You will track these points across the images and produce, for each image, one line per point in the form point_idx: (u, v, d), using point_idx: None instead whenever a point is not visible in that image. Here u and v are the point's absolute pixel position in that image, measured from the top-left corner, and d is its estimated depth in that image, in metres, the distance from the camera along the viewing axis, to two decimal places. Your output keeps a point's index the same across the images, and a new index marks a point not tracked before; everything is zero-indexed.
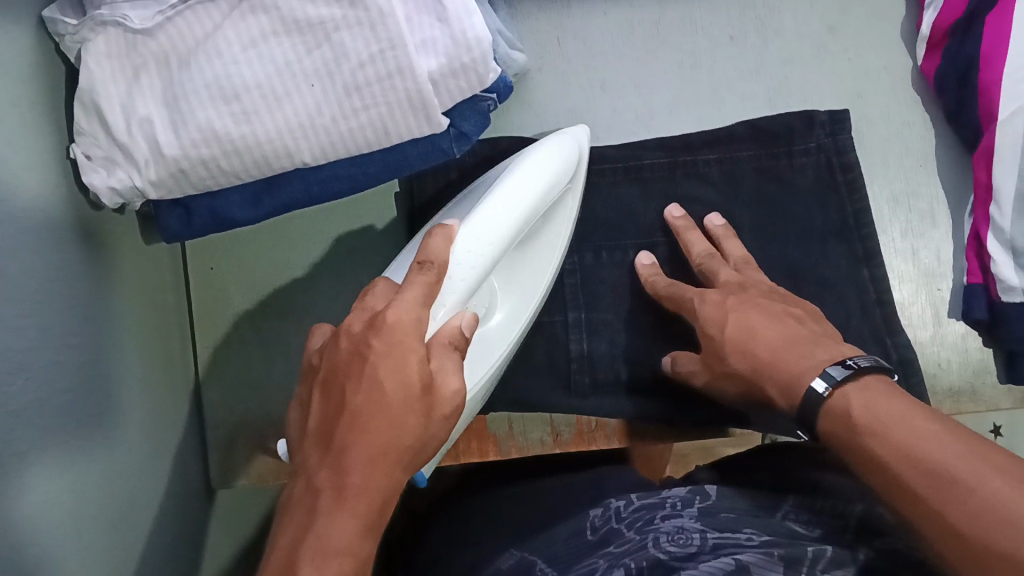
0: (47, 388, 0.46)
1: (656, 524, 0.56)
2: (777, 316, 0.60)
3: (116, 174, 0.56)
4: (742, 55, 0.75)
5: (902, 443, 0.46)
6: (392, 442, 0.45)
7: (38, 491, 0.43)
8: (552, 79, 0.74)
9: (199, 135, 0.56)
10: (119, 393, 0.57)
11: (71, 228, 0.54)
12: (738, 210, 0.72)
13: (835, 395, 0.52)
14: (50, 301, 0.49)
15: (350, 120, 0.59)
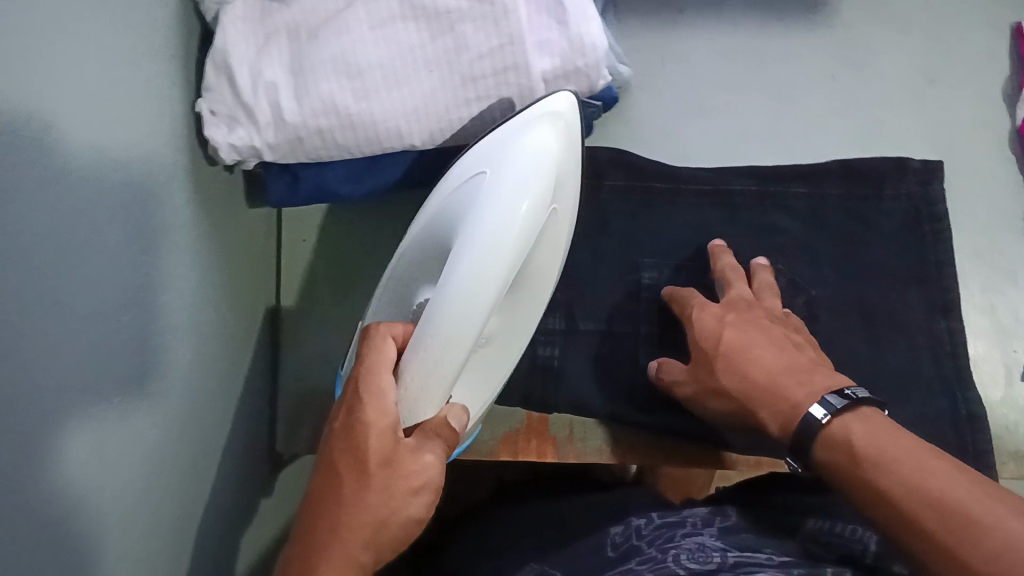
0: (165, 315, 0.47)
1: (678, 541, 0.60)
2: (778, 341, 0.60)
3: (236, 132, 0.59)
4: (840, 95, 0.76)
5: (910, 477, 0.47)
6: (363, 527, 0.46)
7: (146, 412, 0.44)
8: (652, 98, 0.76)
9: (320, 105, 0.59)
10: (215, 341, 0.59)
11: (190, 174, 0.56)
12: (820, 246, 0.73)
13: (835, 422, 0.52)
14: (179, 234, 0.50)
15: (461, 109, 0.61)
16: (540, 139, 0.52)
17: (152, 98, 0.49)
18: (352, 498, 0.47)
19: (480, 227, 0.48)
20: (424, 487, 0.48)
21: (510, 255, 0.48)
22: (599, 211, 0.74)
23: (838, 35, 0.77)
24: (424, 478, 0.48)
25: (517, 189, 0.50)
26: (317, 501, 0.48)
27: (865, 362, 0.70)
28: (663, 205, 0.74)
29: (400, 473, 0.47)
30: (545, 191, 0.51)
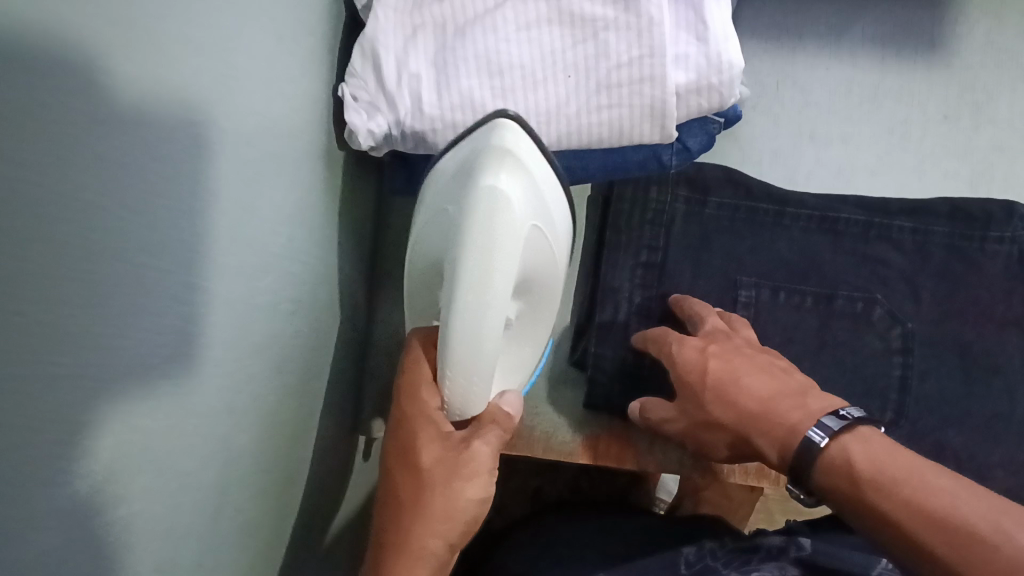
0: (252, 290, 0.51)
1: (752, 567, 0.63)
2: (764, 367, 0.61)
3: (376, 119, 0.60)
4: (953, 135, 0.77)
5: (915, 500, 0.46)
6: (436, 509, 0.53)
7: (224, 377, 0.48)
8: (764, 120, 0.77)
9: (458, 99, 0.61)
10: (313, 314, 0.62)
11: (315, 160, 0.60)
12: (921, 280, 0.74)
13: (834, 446, 0.52)
14: (273, 214, 0.54)
15: (592, 115, 0.62)
16: (502, 154, 0.50)
17: (275, 76, 0.52)
18: (419, 484, 0.53)
19: (465, 259, 0.46)
20: (481, 471, 0.53)
21: (509, 274, 0.47)
22: (702, 225, 0.75)
23: (957, 75, 0.77)
24: (478, 463, 0.53)
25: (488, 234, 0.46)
26: (393, 502, 0.55)
27: (953, 397, 0.72)
28: (768, 225, 0.75)
29: (458, 460, 0.53)
30: (523, 197, 0.49)
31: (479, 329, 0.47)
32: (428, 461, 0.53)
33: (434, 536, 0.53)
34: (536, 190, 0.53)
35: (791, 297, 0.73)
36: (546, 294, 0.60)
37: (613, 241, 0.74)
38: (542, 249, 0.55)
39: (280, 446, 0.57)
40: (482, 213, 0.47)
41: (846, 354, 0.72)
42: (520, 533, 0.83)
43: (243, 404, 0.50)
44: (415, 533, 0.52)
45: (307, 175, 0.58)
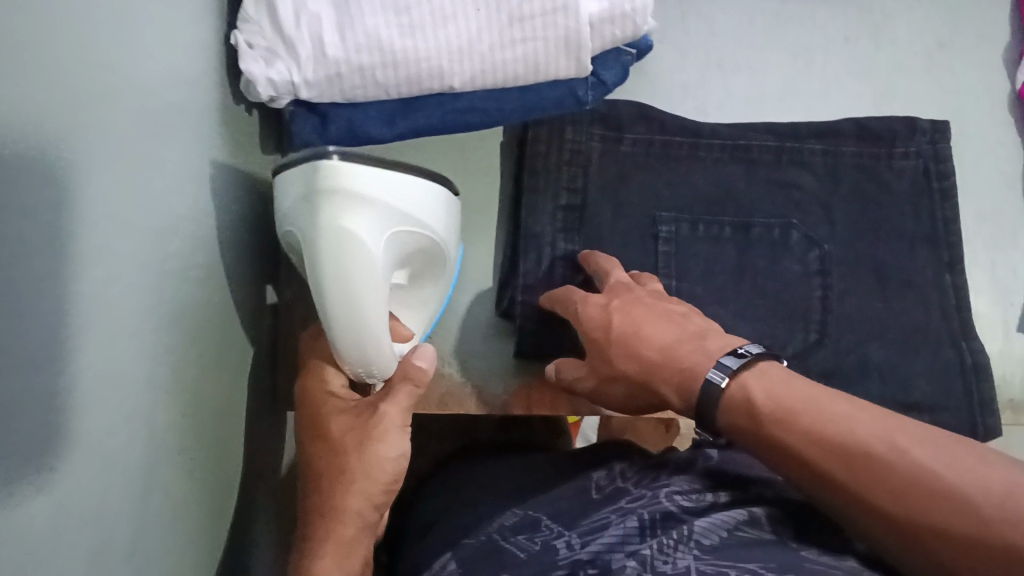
0: (161, 260, 0.46)
1: (664, 481, 0.63)
2: (663, 315, 0.61)
3: (275, 66, 0.57)
4: (853, 56, 0.78)
5: (811, 426, 0.48)
6: (353, 468, 0.54)
7: (136, 354, 0.43)
8: (671, 54, 0.77)
9: (365, 40, 0.57)
10: (226, 279, 0.58)
11: (212, 116, 0.55)
12: (834, 202, 0.75)
13: (734, 385, 0.53)
14: (176, 176, 0.49)
15: (506, 51, 0.60)
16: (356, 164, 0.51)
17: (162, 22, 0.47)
18: (335, 449, 0.55)
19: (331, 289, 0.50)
20: (393, 430, 0.55)
21: (374, 286, 0.51)
22: (619, 163, 0.74)
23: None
24: (388, 421, 0.55)
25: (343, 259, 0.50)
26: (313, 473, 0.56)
27: (873, 315, 0.73)
28: (684, 159, 0.74)
29: (371, 421, 0.55)
30: (367, 217, 0.51)
31: (359, 342, 0.52)
32: (340, 428, 0.56)
33: (356, 494, 0.54)
34: (392, 187, 0.53)
35: (712, 228, 0.73)
36: (434, 262, 0.63)
37: (530, 183, 0.72)
38: (421, 234, 0.58)
39: (206, 419, 0.53)
40: (326, 249, 0.50)
41: (771, 282, 0.73)
42: (432, 483, 0.80)
43: (163, 377, 0.46)
44: (336, 494, 0.54)
45: (209, 128, 0.54)
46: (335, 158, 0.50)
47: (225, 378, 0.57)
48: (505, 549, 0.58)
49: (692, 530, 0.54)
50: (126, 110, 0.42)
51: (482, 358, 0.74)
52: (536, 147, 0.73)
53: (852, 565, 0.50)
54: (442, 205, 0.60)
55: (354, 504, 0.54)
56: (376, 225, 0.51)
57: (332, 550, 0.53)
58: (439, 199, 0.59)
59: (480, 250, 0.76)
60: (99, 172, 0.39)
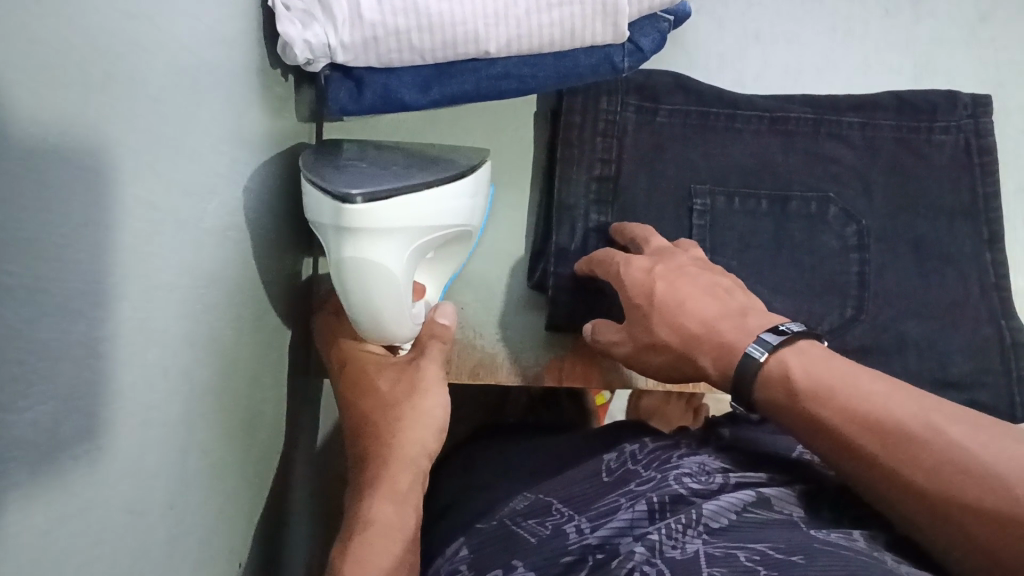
0: (197, 218, 0.46)
1: (673, 463, 0.62)
2: (707, 288, 0.60)
3: (312, 28, 0.57)
4: (894, 28, 0.76)
5: (847, 404, 0.48)
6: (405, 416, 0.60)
7: (174, 310, 0.43)
8: (708, 24, 0.75)
9: (401, 3, 0.57)
10: (260, 244, 0.58)
11: (247, 77, 0.55)
12: (872, 176, 0.74)
13: (772, 361, 0.52)
14: (212, 135, 0.49)
15: (543, 16, 0.60)
16: (375, 210, 0.49)
17: None
18: (386, 403, 0.61)
19: (355, 308, 0.53)
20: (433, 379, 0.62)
21: (397, 304, 0.54)
22: (654, 134, 0.73)
23: None
24: (430, 374, 0.63)
25: (365, 288, 0.52)
26: (364, 433, 0.61)
27: (910, 291, 0.72)
28: (720, 130, 0.73)
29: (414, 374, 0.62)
30: (393, 244, 0.51)
31: (383, 332, 0.56)
32: (385, 383, 0.62)
33: (409, 437, 0.59)
34: (423, 205, 0.52)
35: (746, 201, 0.72)
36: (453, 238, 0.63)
37: (564, 156, 0.72)
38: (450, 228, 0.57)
39: (241, 382, 0.54)
40: (352, 275, 0.51)
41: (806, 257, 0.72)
42: (456, 460, 0.80)
43: (201, 338, 0.46)
44: (392, 440, 0.59)
45: (244, 91, 0.54)
46: (369, 203, 0.48)
47: (259, 345, 0.58)
48: (517, 533, 0.57)
49: (700, 512, 0.53)
50: (163, 67, 0.42)
51: (517, 334, 0.74)
52: (571, 119, 0.72)
53: (863, 547, 0.48)
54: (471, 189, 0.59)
55: (409, 446, 0.59)
56: (402, 253, 0.52)
57: (388, 492, 0.57)
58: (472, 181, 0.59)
59: (513, 223, 0.76)
60: (138, 123, 0.39)
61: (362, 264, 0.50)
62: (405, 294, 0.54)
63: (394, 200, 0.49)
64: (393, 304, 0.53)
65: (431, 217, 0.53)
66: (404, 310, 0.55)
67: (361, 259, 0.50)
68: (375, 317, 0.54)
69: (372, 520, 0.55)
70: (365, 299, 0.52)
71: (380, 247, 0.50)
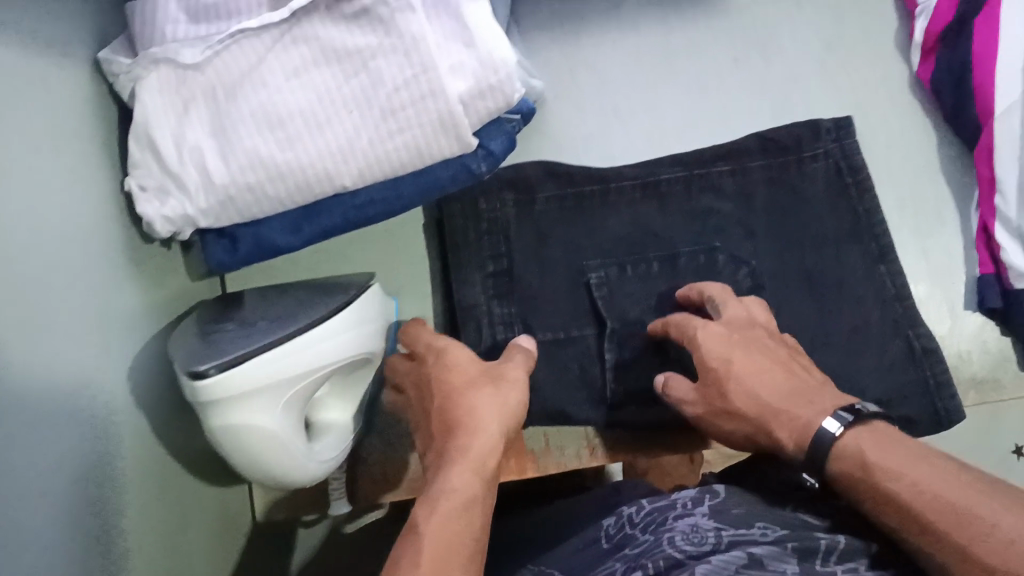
0: (67, 411, 0.48)
1: (670, 524, 0.59)
2: (782, 365, 0.63)
3: (169, 204, 0.60)
4: (746, 75, 0.79)
5: (915, 482, 0.51)
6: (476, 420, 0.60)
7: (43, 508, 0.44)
8: (569, 108, 0.78)
9: (246, 161, 0.60)
10: (155, 413, 0.60)
11: (112, 260, 0.57)
12: (753, 221, 0.76)
13: (847, 437, 0.55)
14: (77, 327, 0.51)
15: (387, 143, 0.62)
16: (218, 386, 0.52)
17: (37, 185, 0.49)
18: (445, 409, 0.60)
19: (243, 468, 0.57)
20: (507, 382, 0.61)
21: (283, 457, 0.57)
22: (538, 225, 0.75)
23: (735, 18, 0.80)
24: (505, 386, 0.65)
25: (243, 451, 0.55)
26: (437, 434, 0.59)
27: (809, 323, 0.73)
28: (597, 207, 0.75)
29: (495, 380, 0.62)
30: (262, 403, 0.54)
31: (289, 481, 0.59)
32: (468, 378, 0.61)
33: (486, 430, 0.57)
34: (289, 360, 0.55)
35: (637, 269, 0.73)
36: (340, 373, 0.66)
37: (454, 262, 0.73)
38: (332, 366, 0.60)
39: (149, 554, 0.55)
40: (227, 443, 0.54)
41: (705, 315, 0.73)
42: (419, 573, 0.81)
43: (79, 523, 0.47)
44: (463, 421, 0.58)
45: (109, 275, 0.57)
46: (222, 372, 0.52)
47: (169, 509, 0.59)
48: None
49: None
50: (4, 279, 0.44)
51: None
52: (455, 225, 0.74)
53: None
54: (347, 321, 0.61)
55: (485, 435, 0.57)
56: (267, 412, 0.55)
57: (468, 470, 0.54)
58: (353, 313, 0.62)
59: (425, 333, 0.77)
60: None
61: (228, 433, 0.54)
62: (289, 445, 0.57)
63: (242, 366, 0.53)
64: (278, 456, 0.56)
65: (305, 366, 0.57)
66: (300, 458, 0.58)
67: (223, 428, 0.54)
68: (268, 473, 0.57)
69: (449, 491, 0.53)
70: (247, 460, 0.56)
71: (239, 414, 0.53)
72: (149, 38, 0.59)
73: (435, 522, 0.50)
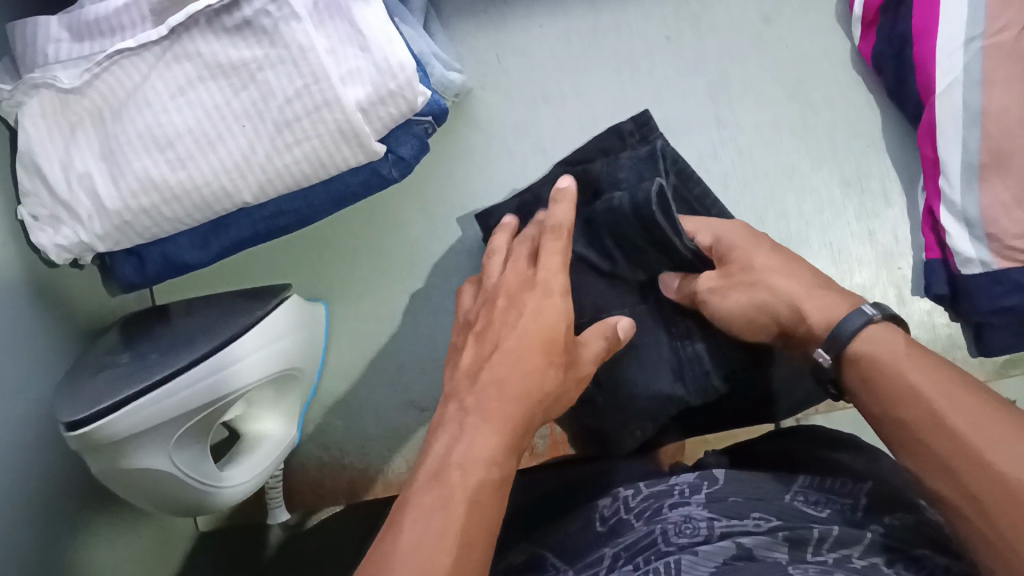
0: None
1: (664, 514, 0.52)
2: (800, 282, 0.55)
3: (62, 232, 0.58)
4: (680, 55, 0.75)
5: (951, 395, 0.45)
6: (530, 381, 0.51)
7: None
8: (496, 97, 0.75)
9: (137, 185, 0.58)
10: (62, 446, 0.59)
11: (10, 293, 0.56)
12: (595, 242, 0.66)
13: (862, 341, 0.50)
14: None
15: (285, 156, 0.59)
16: (96, 433, 0.51)
17: None
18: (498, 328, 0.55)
19: (136, 499, 0.56)
20: (553, 313, 0.55)
21: (174, 486, 0.56)
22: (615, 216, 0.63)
23: None
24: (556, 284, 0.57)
25: (130, 482, 0.55)
26: (484, 357, 0.53)
27: None
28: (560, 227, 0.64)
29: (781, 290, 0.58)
30: (145, 445, 0.54)
31: (194, 505, 0.59)
32: (529, 305, 0.56)
33: (528, 374, 0.51)
34: (174, 398, 0.54)
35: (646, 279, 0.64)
36: (261, 396, 0.65)
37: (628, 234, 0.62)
38: (235, 393, 0.59)
39: None
40: (114, 480, 0.54)
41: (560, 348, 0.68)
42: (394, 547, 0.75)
43: None
44: (498, 365, 0.52)
45: (6, 311, 0.56)
46: (102, 419, 0.51)
47: (85, 545, 0.59)
48: None
49: (679, 564, 0.47)
50: None
51: (380, 447, 0.74)
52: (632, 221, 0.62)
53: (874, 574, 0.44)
54: (249, 347, 0.60)
55: (523, 392, 0.50)
56: (150, 449, 0.54)
57: (497, 433, 0.48)
58: (259, 333, 0.61)
59: (357, 337, 0.75)
60: None
61: (115, 469, 0.53)
62: (181, 475, 0.56)
63: (117, 409, 0.52)
64: (167, 484, 0.56)
65: (189, 403, 0.55)
66: (198, 487, 0.58)
67: (102, 467, 0.53)
68: (164, 498, 0.57)
69: (471, 458, 0.46)
70: (135, 489, 0.55)
71: (121, 454, 0.53)
72: (31, 60, 0.57)
73: (463, 495, 0.44)
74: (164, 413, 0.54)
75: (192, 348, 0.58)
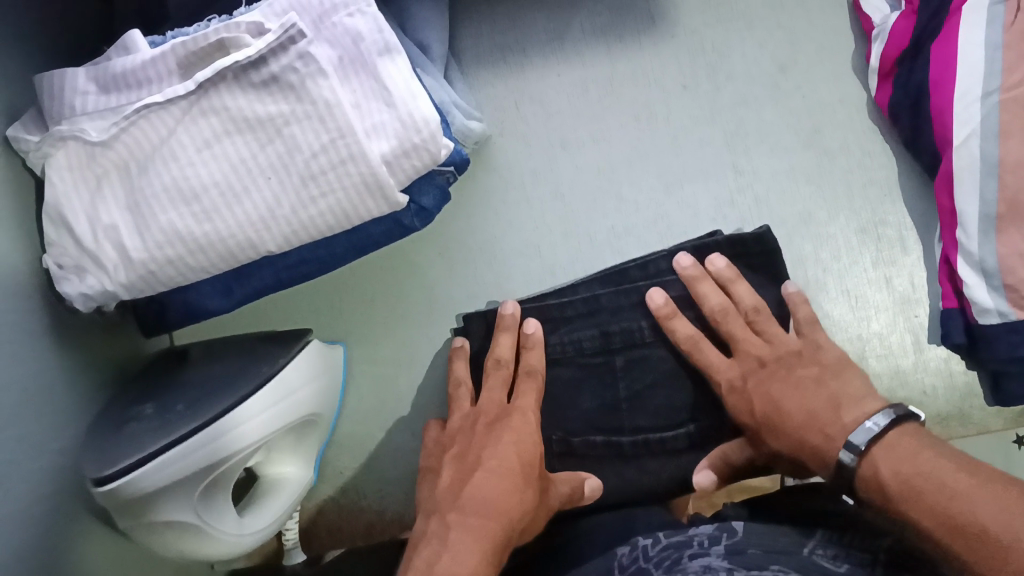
0: None
1: (684, 564, 0.51)
2: (801, 385, 0.62)
3: (86, 280, 0.59)
4: (696, 102, 0.76)
5: (944, 496, 0.49)
6: (502, 503, 0.57)
7: None
8: (514, 144, 0.76)
9: (162, 237, 0.58)
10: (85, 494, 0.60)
11: (35, 343, 0.57)
12: (611, 323, 0.69)
13: (863, 463, 0.54)
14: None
15: (309, 208, 0.60)
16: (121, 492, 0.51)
17: None
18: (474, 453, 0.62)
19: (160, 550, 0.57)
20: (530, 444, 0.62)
21: (195, 536, 0.56)
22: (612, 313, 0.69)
23: (684, 44, 0.77)
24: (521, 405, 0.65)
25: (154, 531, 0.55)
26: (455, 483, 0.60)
27: None
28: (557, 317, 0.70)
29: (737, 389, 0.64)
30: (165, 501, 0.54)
31: (214, 555, 0.59)
32: (509, 431, 0.63)
33: (499, 493, 0.58)
34: (196, 454, 0.54)
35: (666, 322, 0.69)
36: (284, 442, 0.65)
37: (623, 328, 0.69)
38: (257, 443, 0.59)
39: None
40: (138, 530, 0.55)
41: (567, 407, 0.70)
42: None
43: None
44: (482, 482, 0.59)
45: (31, 362, 0.56)
46: (126, 477, 0.51)
47: None
48: None
49: None
50: None
51: (398, 489, 0.74)
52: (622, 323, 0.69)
53: None
54: (270, 395, 0.60)
55: (502, 515, 0.56)
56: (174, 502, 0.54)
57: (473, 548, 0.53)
58: (281, 384, 0.61)
59: (375, 379, 0.75)
60: None
61: (139, 521, 0.54)
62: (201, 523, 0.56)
63: (143, 466, 0.52)
64: (187, 534, 0.56)
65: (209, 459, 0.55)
66: (219, 537, 0.58)
67: (127, 519, 0.54)
68: (185, 546, 0.57)
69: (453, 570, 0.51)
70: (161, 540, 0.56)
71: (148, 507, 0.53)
72: (57, 111, 0.57)
73: None
74: (192, 468, 0.54)
75: (213, 402, 0.58)
